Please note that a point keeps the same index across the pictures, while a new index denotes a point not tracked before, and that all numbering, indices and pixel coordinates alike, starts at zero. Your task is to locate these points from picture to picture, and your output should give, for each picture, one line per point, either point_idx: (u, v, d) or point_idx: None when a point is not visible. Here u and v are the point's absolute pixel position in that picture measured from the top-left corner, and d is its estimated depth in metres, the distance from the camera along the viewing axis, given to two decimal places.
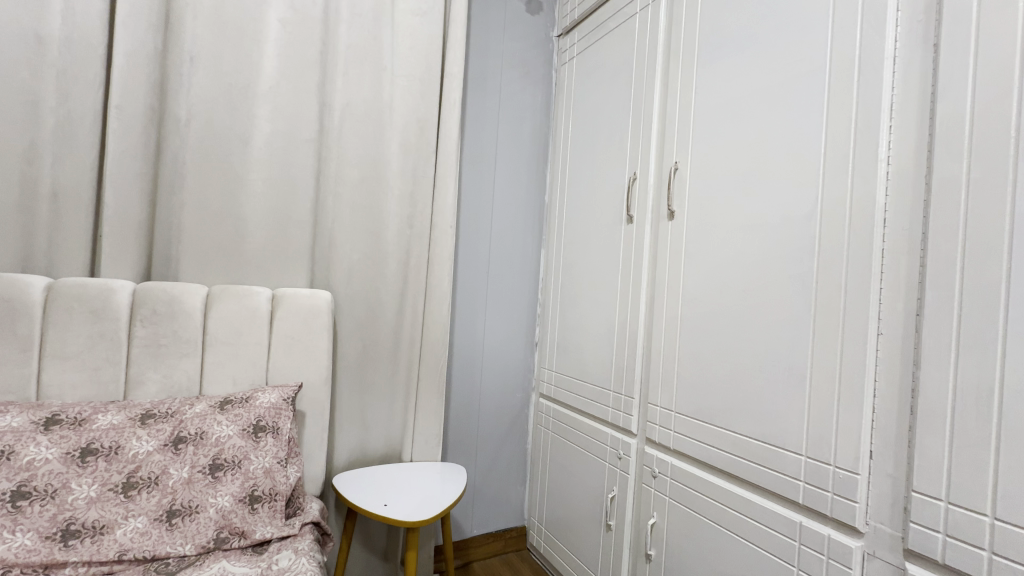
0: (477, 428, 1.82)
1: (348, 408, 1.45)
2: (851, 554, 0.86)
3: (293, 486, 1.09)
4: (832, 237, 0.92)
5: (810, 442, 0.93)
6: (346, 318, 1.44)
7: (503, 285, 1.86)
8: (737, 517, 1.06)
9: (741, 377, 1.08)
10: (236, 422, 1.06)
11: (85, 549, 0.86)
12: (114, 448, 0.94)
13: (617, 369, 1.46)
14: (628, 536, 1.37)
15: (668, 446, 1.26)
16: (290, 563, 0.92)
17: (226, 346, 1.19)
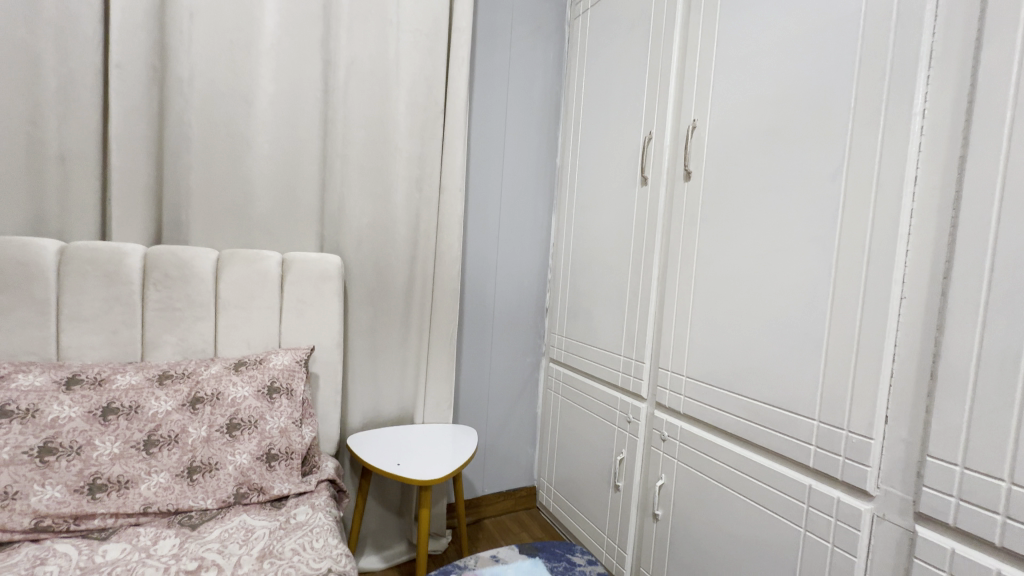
0: (488, 392, 1.84)
1: (360, 371, 1.47)
2: (860, 517, 0.86)
3: (308, 445, 1.12)
4: (857, 198, 0.88)
5: (823, 407, 0.92)
6: (356, 283, 1.44)
7: (514, 250, 1.84)
8: (745, 480, 1.07)
9: (754, 343, 1.06)
10: (251, 383, 1.09)
11: (112, 502, 0.89)
12: (134, 407, 0.97)
13: (628, 334, 1.46)
14: (636, 496, 1.39)
15: (678, 410, 1.27)
16: (307, 517, 0.95)
17: (239, 310, 1.20)
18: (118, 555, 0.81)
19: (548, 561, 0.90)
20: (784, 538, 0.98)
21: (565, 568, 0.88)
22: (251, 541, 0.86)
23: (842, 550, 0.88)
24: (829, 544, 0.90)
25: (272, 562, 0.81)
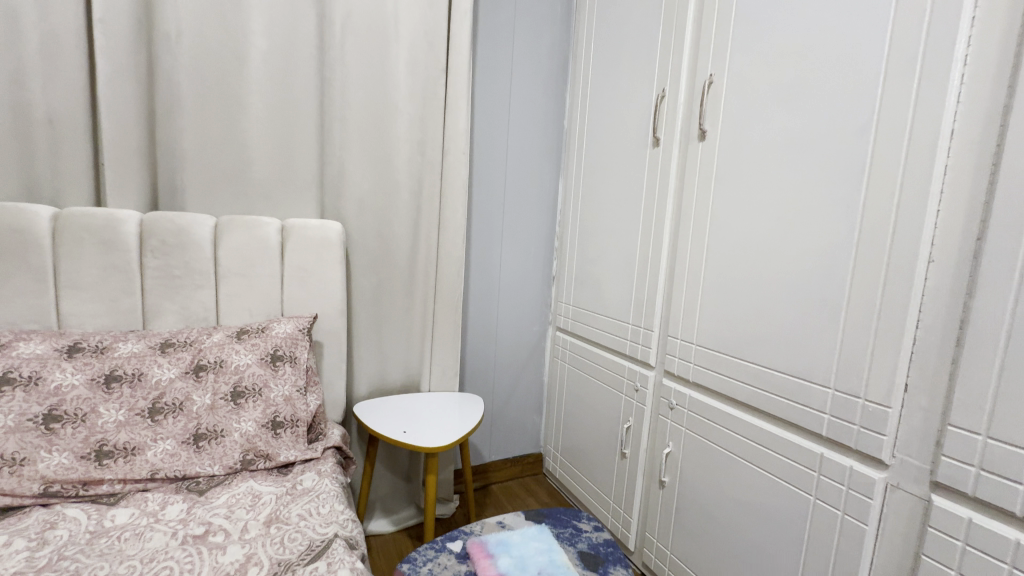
0: (494, 361, 1.83)
1: (365, 340, 1.46)
2: (873, 485, 0.84)
3: (313, 413, 1.12)
4: (886, 154, 0.82)
5: (839, 374, 0.89)
6: (359, 250, 1.41)
7: (519, 217, 1.79)
8: (754, 448, 1.06)
9: (767, 309, 1.03)
10: (253, 351, 1.08)
11: (119, 469, 0.89)
12: (137, 375, 0.97)
13: (637, 301, 1.42)
14: (643, 463, 1.39)
15: (686, 378, 1.25)
16: (314, 484, 0.95)
17: (240, 278, 1.18)
18: (127, 519, 0.81)
19: (554, 527, 0.90)
20: (793, 506, 0.97)
21: (571, 535, 0.88)
22: (258, 507, 0.86)
23: (853, 518, 0.87)
24: (840, 512, 0.89)
25: (278, 527, 0.81)
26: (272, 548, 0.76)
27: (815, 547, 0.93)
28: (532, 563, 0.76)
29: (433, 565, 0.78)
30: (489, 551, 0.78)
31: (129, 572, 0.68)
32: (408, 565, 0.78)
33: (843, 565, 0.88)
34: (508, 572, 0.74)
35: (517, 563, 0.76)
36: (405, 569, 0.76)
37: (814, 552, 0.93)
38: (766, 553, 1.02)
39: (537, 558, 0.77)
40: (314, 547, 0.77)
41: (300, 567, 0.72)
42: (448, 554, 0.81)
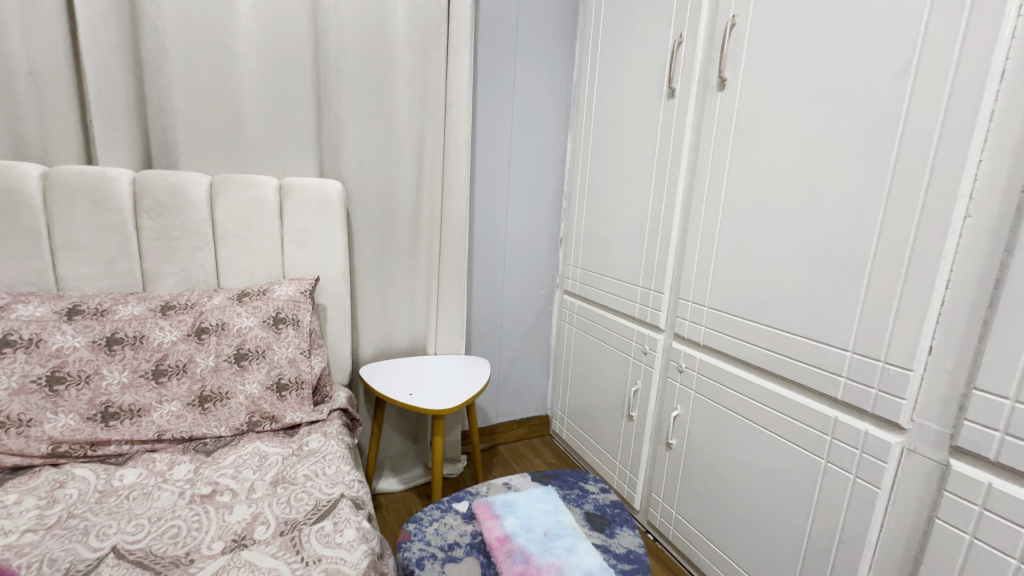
0: (501, 325, 1.81)
1: (369, 303, 1.44)
2: (888, 449, 0.82)
3: (318, 375, 1.12)
4: (926, 99, 0.75)
5: (859, 336, 0.86)
6: (360, 211, 1.37)
7: (526, 177, 1.73)
8: (765, 411, 1.04)
9: (784, 270, 0.99)
10: (255, 314, 1.06)
11: (126, 430, 0.89)
12: (139, 338, 0.95)
13: (647, 263, 1.38)
14: (650, 425, 1.38)
15: (697, 341, 1.22)
16: (320, 445, 0.95)
17: (239, 240, 1.15)
18: (135, 479, 0.81)
19: (560, 488, 0.90)
20: (803, 469, 0.96)
21: (577, 496, 0.88)
22: (265, 467, 0.87)
23: (865, 481, 0.86)
24: (852, 475, 0.88)
25: (285, 487, 0.82)
26: (278, 508, 0.76)
27: (824, 508, 0.92)
28: (538, 524, 0.76)
29: (440, 525, 0.78)
30: (495, 512, 0.78)
31: (138, 530, 0.69)
32: (415, 525, 0.78)
33: (851, 527, 0.88)
34: (514, 532, 0.74)
35: (523, 523, 0.76)
36: (411, 529, 0.77)
37: (822, 513, 0.93)
38: (773, 514, 1.02)
39: (543, 519, 0.77)
40: (321, 507, 0.77)
41: (306, 526, 0.72)
42: (455, 514, 0.81)
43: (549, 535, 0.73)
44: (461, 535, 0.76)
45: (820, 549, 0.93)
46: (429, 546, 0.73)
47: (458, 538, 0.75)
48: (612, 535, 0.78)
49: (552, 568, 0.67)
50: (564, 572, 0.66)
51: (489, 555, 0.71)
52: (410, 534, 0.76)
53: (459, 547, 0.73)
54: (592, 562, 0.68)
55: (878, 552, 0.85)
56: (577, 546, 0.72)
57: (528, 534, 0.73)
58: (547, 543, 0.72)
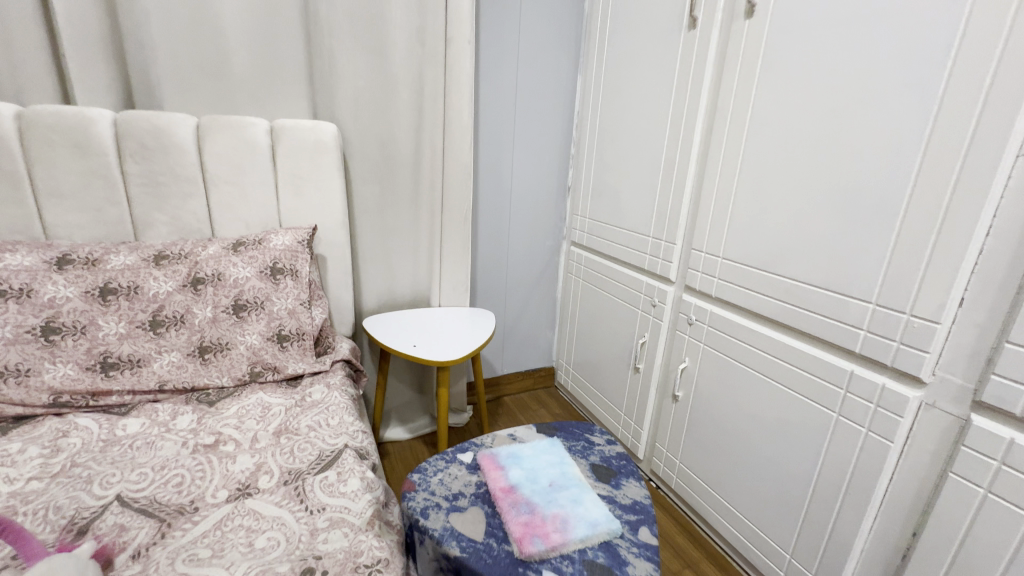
0: (506, 277, 1.78)
1: (371, 254, 1.39)
2: (906, 403, 0.79)
3: (319, 327, 1.10)
4: (987, 20, 0.66)
5: (885, 287, 0.81)
6: (358, 156, 1.30)
7: (533, 120, 1.63)
8: (776, 364, 1.01)
9: (808, 217, 0.93)
10: (252, 264, 1.03)
11: (126, 380, 0.88)
12: (133, 288, 0.93)
13: (660, 212, 1.32)
14: (657, 377, 1.37)
15: (709, 293, 1.18)
16: (323, 396, 0.94)
17: (231, 186, 1.10)
18: (138, 429, 0.81)
19: (565, 440, 0.89)
20: (814, 422, 0.94)
21: (583, 448, 0.87)
22: (268, 418, 0.86)
23: (878, 435, 0.84)
24: (864, 429, 0.86)
25: (289, 437, 0.81)
26: (282, 458, 0.76)
27: (832, 461, 0.91)
28: (543, 475, 0.75)
29: (444, 475, 0.78)
30: (499, 464, 0.77)
31: (142, 479, 0.69)
32: (419, 475, 0.77)
33: (859, 479, 0.87)
34: (519, 484, 0.73)
35: (528, 475, 0.75)
36: (416, 479, 0.76)
37: (830, 465, 0.92)
38: (779, 465, 1.02)
39: (548, 471, 0.76)
40: (324, 457, 0.77)
41: (310, 476, 0.72)
42: (459, 464, 0.80)
43: (554, 487, 0.73)
44: (466, 485, 0.75)
45: (825, 500, 0.93)
46: (433, 496, 0.73)
47: (463, 488, 0.74)
48: (618, 486, 0.77)
49: (556, 520, 0.66)
50: (569, 523, 0.66)
51: (494, 505, 0.70)
52: (414, 484, 0.75)
53: (464, 497, 0.73)
54: (597, 514, 0.68)
55: (885, 503, 0.84)
56: (582, 497, 0.71)
57: (533, 486, 0.73)
58: (552, 495, 0.71)
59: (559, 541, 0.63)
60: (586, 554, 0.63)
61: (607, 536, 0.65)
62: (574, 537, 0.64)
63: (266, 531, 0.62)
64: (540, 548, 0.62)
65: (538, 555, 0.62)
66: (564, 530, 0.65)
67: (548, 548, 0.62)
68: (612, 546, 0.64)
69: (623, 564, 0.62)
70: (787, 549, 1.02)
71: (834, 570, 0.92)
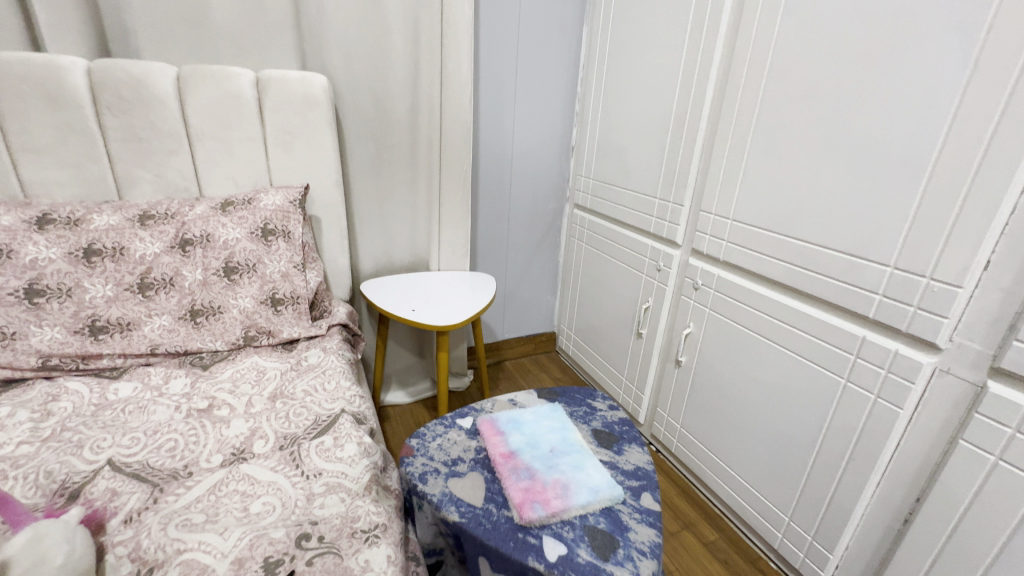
0: (507, 240, 1.73)
1: (367, 215, 1.35)
2: (919, 370, 0.77)
3: (314, 290, 1.07)
4: None
5: (905, 249, 0.77)
6: (351, 111, 1.23)
7: (535, 74, 1.54)
8: (784, 330, 0.98)
9: (827, 175, 0.87)
10: (242, 225, 0.98)
11: (117, 343, 0.86)
12: (118, 249, 0.89)
13: (668, 172, 1.26)
14: (660, 343, 1.35)
15: (717, 257, 1.14)
16: (319, 360, 0.92)
17: (217, 142, 1.04)
18: (130, 393, 0.79)
19: (567, 405, 0.87)
20: (820, 388, 0.92)
21: (585, 413, 0.85)
22: (263, 382, 0.84)
23: (887, 401, 0.82)
24: (873, 395, 0.84)
25: (284, 402, 0.79)
26: (277, 422, 0.74)
27: (837, 426, 0.90)
28: (544, 441, 0.74)
29: (443, 440, 0.76)
30: (499, 429, 0.76)
31: (134, 444, 0.67)
32: (418, 440, 0.76)
33: (865, 445, 0.86)
34: (520, 450, 0.72)
35: (529, 440, 0.74)
36: (414, 444, 0.75)
37: (835, 431, 0.91)
38: (782, 430, 1.01)
39: (549, 436, 0.75)
40: (321, 422, 0.75)
41: (306, 440, 0.71)
42: (459, 430, 0.79)
43: (555, 452, 0.71)
44: (465, 451, 0.74)
45: (827, 465, 0.92)
46: (432, 461, 0.71)
47: (463, 454, 0.73)
48: (620, 452, 0.76)
49: (557, 486, 0.65)
50: (570, 489, 0.65)
51: (494, 470, 0.69)
52: (413, 449, 0.74)
53: (463, 462, 0.71)
54: (599, 479, 0.67)
55: (889, 470, 0.83)
56: (584, 463, 0.70)
57: (533, 451, 0.71)
58: (553, 460, 0.70)
59: (560, 507, 0.62)
60: (587, 520, 0.62)
61: (609, 502, 0.64)
62: (575, 503, 0.62)
63: (261, 497, 0.61)
64: (540, 514, 0.60)
65: (539, 521, 0.61)
66: (565, 496, 0.63)
67: (549, 514, 0.61)
68: (614, 512, 0.63)
69: (625, 530, 0.61)
70: (786, 512, 1.02)
71: (833, 533, 0.93)
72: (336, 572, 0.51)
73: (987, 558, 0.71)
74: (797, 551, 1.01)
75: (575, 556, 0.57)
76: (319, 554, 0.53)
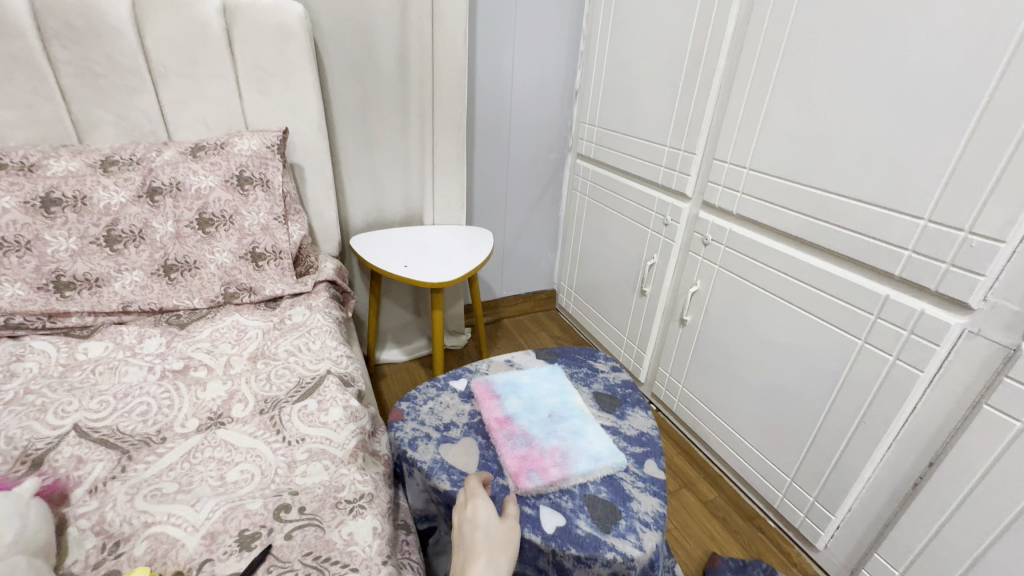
0: (506, 193, 1.64)
1: (355, 165, 1.25)
2: (946, 331, 0.72)
3: (298, 244, 1.00)
4: None
5: (942, 199, 0.70)
6: (333, 47, 1.11)
7: (537, 7, 1.40)
8: (799, 288, 0.92)
9: (859, 117, 0.78)
10: (215, 172, 0.90)
11: (85, 301, 0.80)
12: (79, 198, 0.81)
13: (680, 117, 1.16)
14: (664, 301, 1.30)
15: (730, 210, 1.06)
16: (304, 319, 0.87)
17: (183, 79, 0.94)
18: (101, 353, 0.74)
19: (567, 366, 0.83)
20: (834, 348, 0.87)
21: (586, 375, 0.80)
22: (244, 342, 0.79)
23: (906, 363, 0.77)
24: (892, 356, 0.79)
25: (266, 362, 0.75)
26: (257, 385, 0.69)
27: (849, 389, 0.86)
28: (543, 405, 0.70)
29: (435, 404, 0.72)
30: (495, 392, 0.71)
31: (102, 408, 0.63)
32: (408, 404, 0.72)
33: (878, 408, 0.82)
34: (516, 414, 0.67)
35: (526, 405, 0.69)
36: (404, 408, 0.70)
37: (847, 394, 0.87)
38: (789, 392, 0.97)
39: (548, 401, 0.70)
40: (305, 384, 0.70)
41: (288, 404, 0.66)
42: (452, 392, 0.75)
43: (554, 418, 0.67)
44: (459, 415, 0.70)
45: (836, 428, 0.89)
46: (422, 426, 0.67)
47: (456, 418, 0.69)
48: (623, 417, 0.71)
49: (556, 453, 0.61)
50: (569, 458, 0.61)
51: (488, 436, 0.65)
52: (403, 413, 0.70)
53: (456, 427, 0.67)
54: (600, 447, 0.63)
55: (902, 434, 0.79)
56: (584, 429, 0.65)
57: (531, 416, 0.67)
58: (552, 427, 0.66)
59: (558, 476, 0.58)
60: (587, 489, 0.58)
61: (611, 471, 0.60)
62: (574, 471, 0.59)
63: (238, 464, 0.57)
64: (537, 483, 0.57)
65: (535, 490, 0.57)
66: (564, 464, 0.60)
67: (546, 484, 0.57)
68: (616, 481, 0.60)
69: (627, 500, 0.57)
70: (789, 473, 1.00)
71: (837, 495, 0.91)
72: (318, 546, 0.47)
73: (1001, 524, 0.68)
74: (797, 511, 1.00)
75: (574, 528, 0.53)
76: (299, 527, 0.49)
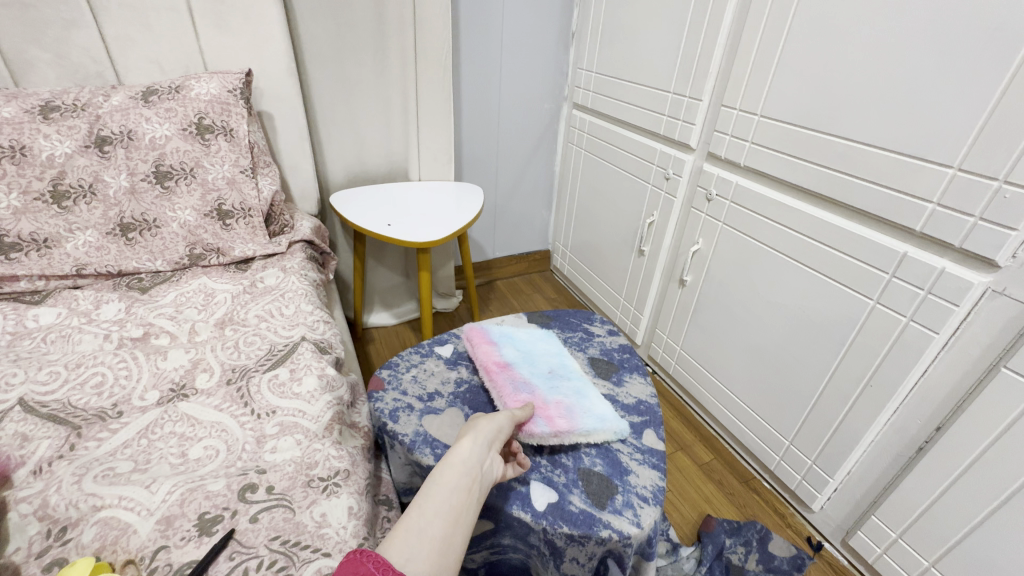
0: (497, 146, 1.54)
1: (332, 114, 1.15)
2: (968, 291, 0.67)
3: (269, 201, 0.93)
4: None
5: (976, 145, 0.63)
6: None
7: None
8: (808, 246, 0.87)
9: (888, 52, 0.70)
10: (171, 119, 0.81)
11: (33, 263, 0.73)
12: (17, 148, 0.72)
13: (686, 58, 1.06)
14: (664, 260, 1.24)
15: (737, 163, 0.99)
16: (277, 282, 0.81)
17: (129, 12, 0.83)
18: (53, 320, 0.68)
19: (561, 329, 0.78)
20: (843, 310, 0.83)
21: (581, 340, 0.76)
22: (211, 307, 0.73)
23: (921, 325, 0.72)
24: (905, 318, 0.74)
25: (234, 329, 0.69)
26: (224, 353, 0.64)
27: (856, 353, 0.82)
28: (541, 361, 0.65)
29: (418, 371, 0.67)
30: (490, 339, 0.68)
31: (51, 379, 0.57)
32: (389, 372, 0.67)
33: (886, 372, 0.78)
34: (515, 363, 0.64)
35: (524, 357, 0.66)
36: (385, 377, 0.65)
37: (853, 357, 0.83)
38: (791, 355, 0.93)
39: (547, 358, 0.66)
40: (276, 352, 0.65)
41: (257, 374, 0.61)
42: (437, 359, 0.70)
43: (554, 374, 0.63)
44: (443, 383, 0.65)
45: (839, 392, 0.86)
46: (404, 396, 0.63)
47: (440, 387, 0.64)
48: (620, 383, 0.67)
49: (560, 405, 0.57)
50: (574, 412, 0.57)
51: (485, 380, 0.62)
52: (383, 382, 0.65)
53: (440, 397, 0.63)
54: (605, 408, 0.59)
55: (910, 398, 0.76)
56: (587, 390, 0.61)
57: (530, 368, 0.64)
58: (553, 381, 0.62)
59: (564, 428, 0.54)
60: (581, 462, 0.55)
61: (614, 435, 0.56)
62: (581, 426, 0.55)
63: (202, 440, 0.52)
64: (543, 431, 0.53)
65: (540, 437, 0.54)
66: (570, 417, 0.56)
67: (552, 433, 0.54)
68: (613, 451, 0.56)
69: (624, 473, 0.54)
70: (787, 437, 0.98)
71: (836, 459, 0.89)
72: (287, 530, 0.43)
73: (1008, 489, 0.65)
74: (794, 474, 0.98)
75: (566, 504, 0.50)
76: (267, 508, 0.45)
